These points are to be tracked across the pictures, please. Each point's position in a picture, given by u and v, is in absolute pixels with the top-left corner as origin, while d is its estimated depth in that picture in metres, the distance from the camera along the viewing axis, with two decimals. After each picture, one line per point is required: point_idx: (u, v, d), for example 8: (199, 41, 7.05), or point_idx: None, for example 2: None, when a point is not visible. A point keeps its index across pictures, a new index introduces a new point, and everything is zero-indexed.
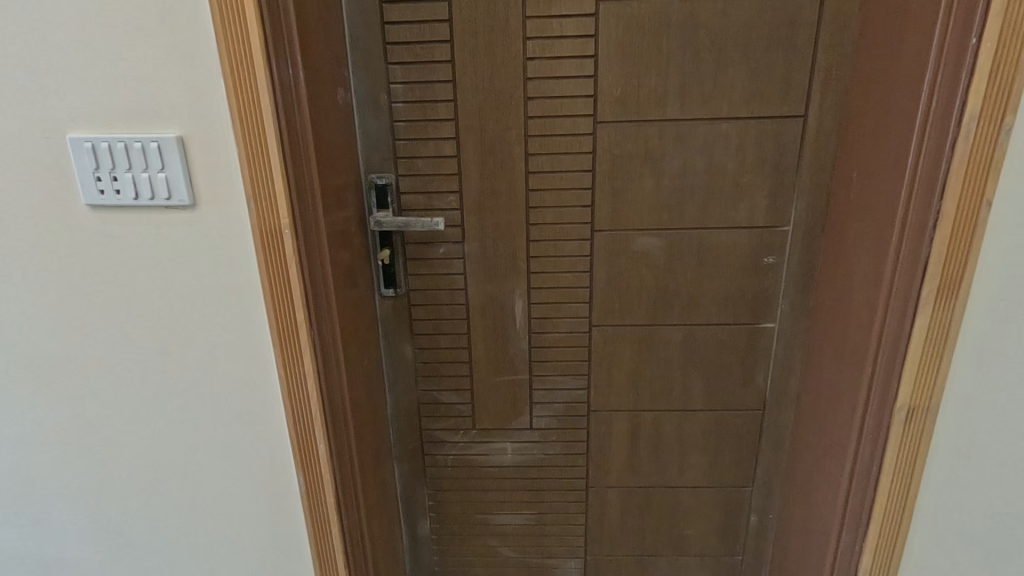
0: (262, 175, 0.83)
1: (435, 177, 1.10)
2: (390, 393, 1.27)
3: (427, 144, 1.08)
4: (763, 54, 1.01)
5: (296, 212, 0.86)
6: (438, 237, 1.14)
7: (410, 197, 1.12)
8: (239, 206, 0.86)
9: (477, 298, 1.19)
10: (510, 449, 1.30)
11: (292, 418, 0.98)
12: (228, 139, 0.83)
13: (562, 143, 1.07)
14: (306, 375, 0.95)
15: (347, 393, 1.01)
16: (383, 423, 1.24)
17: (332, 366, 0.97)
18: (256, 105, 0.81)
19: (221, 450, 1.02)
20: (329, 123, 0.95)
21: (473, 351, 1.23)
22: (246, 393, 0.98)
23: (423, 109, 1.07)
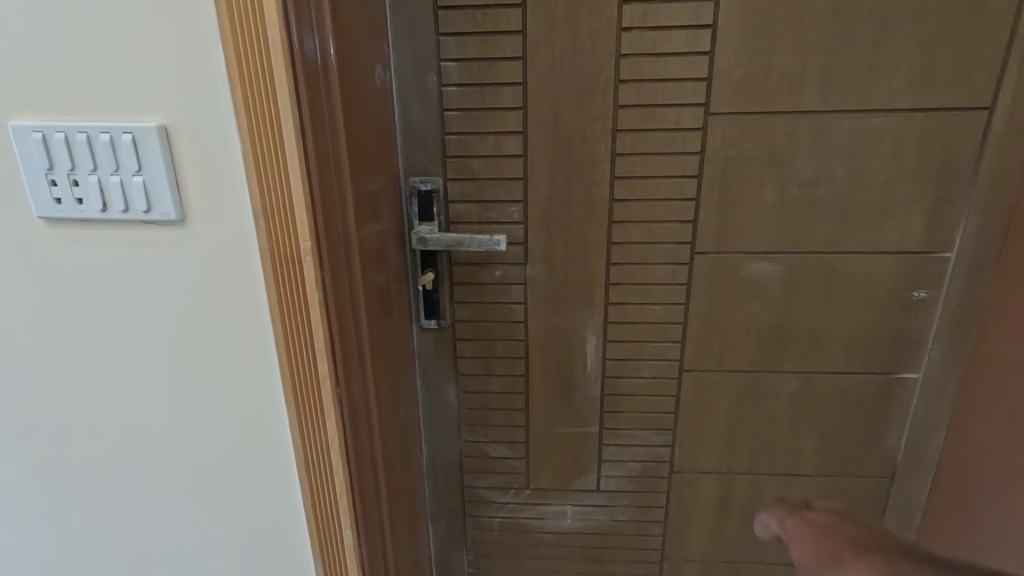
0: (276, 181, 0.60)
1: (494, 182, 0.87)
2: (427, 443, 1.04)
3: (485, 140, 0.85)
4: (942, 24, 0.75)
5: (321, 231, 0.62)
6: (494, 257, 0.91)
7: (463, 206, 0.88)
8: (243, 221, 0.63)
9: (539, 334, 0.95)
10: (571, 513, 1.07)
11: (309, 498, 0.75)
12: (227, 130, 0.60)
13: (661, 140, 0.83)
14: (330, 444, 0.72)
15: (380, 460, 0.78)
16: (418, 482, 1.01)
17: (363, 430, 0.74)
18: (267, 81, 0.57)
19: (218, 530, 0.80)
20: (362, 108, 0.71)
21: (531, 395, 1.00)
22: (252, 461, 0.75)
23: (482, 95, 0.83)
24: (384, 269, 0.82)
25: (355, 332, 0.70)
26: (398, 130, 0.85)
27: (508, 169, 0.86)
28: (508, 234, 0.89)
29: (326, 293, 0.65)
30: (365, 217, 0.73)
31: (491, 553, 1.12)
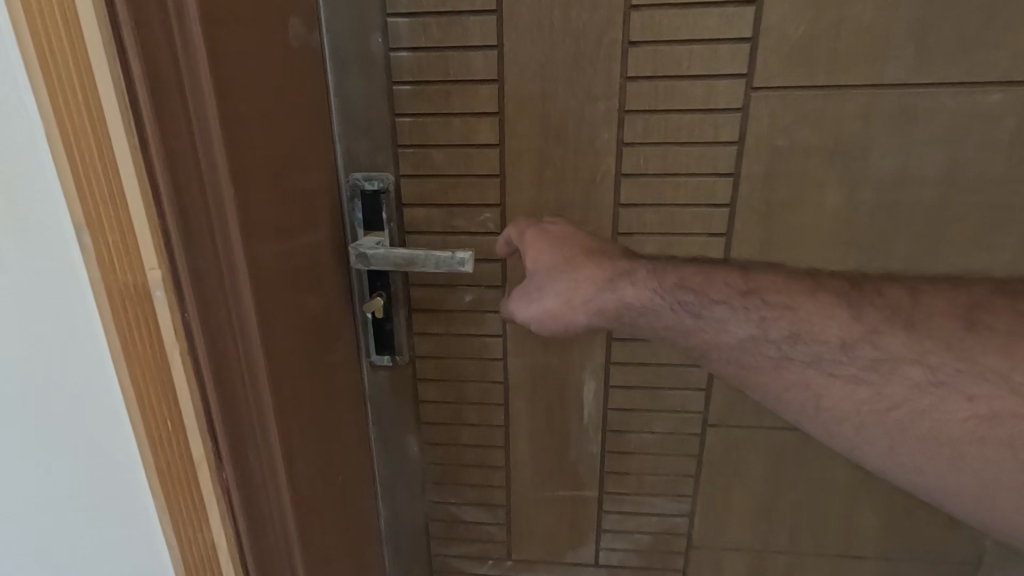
0: (100, 180, 0.39)
1: (460, 179, 0.66)
2: (386, 505, 0.84)
3: (449, 124, 0.64)
4: None
5: (179, 255, 0.43)
6: (463, 277, 0.70)
7: (422, 211, 0.68)
8: (61, 239, 0.42)
9: (521, 375, 0.75)
10: None
11: None
12: (16, 101, 0.38)
13: (685, 125, 0.61)
14: (217, 544, 0.52)
15: (298, 552, 0.59)
16: (371, 553, 0.81)
17: (268, 519, 0.55)
18: (71, 25, 0.36)
19: None
20: (265, 80, 0.51)
21: (512, 450, 0.79)
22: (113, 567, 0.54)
23: (443, 64, 0.62)
24: (312, 299, 0.62)
25: (248, 393, 0.50)
26: (334, 111, 0.64)
27: (478, 162, 0.65)
28: (481, 248, 0.68)
29: (193, 345, 0.45)
30: (271, 234, 0.53)
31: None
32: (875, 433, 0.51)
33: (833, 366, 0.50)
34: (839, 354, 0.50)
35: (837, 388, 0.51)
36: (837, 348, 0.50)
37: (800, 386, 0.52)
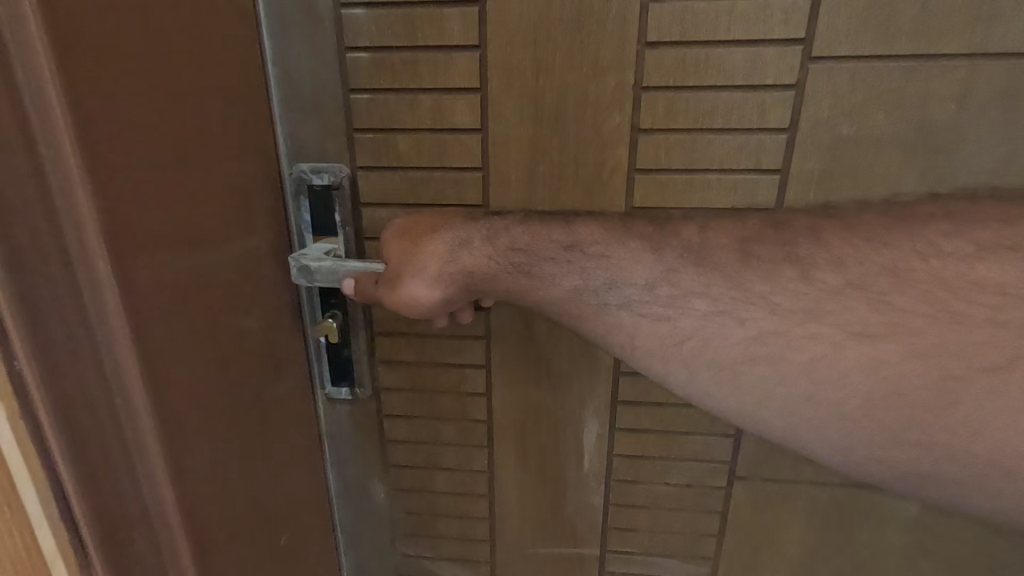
0: None
1: (432, 173, 0.52)
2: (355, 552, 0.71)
3: (418, 104, 0.50)
4: None
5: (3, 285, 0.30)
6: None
7: (386, 213, 0.54)
8: None
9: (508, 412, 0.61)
10: None
11: None
12: None
13: (722, 108, 0.47)
14: None
15: None
16: None
17: None
18: None
19: None
20: (155, 40, 0.37)
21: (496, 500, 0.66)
22: None
23: (410, 26, 0.48)
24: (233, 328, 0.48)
25: (128, 466, 0.38)
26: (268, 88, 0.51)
27: (455, 152, 0.51)
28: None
29: (35, 420, 0.32)
30: (172, 251, 0.40)
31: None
32: (676, 364, 0.47)
33: (641, 307, 0.46)
34: (652, 301, 0.46)
35: (640, 327, 0.46)
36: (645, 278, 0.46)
37: (616, 329, 0.47)
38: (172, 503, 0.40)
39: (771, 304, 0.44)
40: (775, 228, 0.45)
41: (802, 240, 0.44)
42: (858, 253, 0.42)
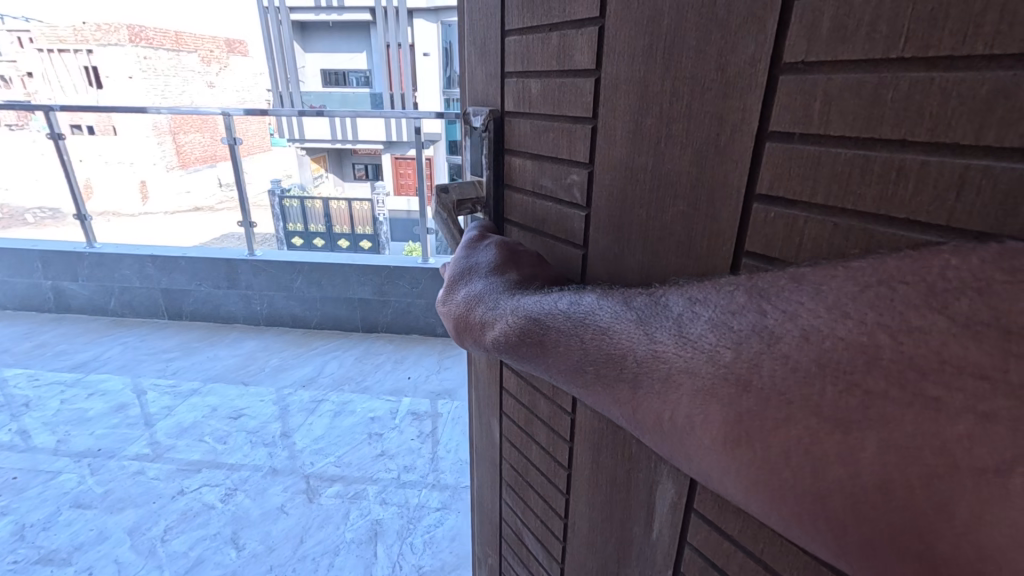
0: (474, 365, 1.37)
1: (550, 125, 0.80)
2: (514, 437, 1.21)
3: (547, 91, 0.79)
4: (901, 86, 0.41)
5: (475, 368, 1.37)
6: (571, 263, 0.82)
7: (520, 159, 0.91)
8: (477, 368, 1.35)
9: (583, 426, 0.95)
10: (658, 535, 0.83)
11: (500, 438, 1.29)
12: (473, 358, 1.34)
13: (912, 80, 0.41)
14: (480, 409, 1.38)
15: (526, 399, 1.12)
16: (539, 438, 1.10)
17: (485, 388, 1.33)
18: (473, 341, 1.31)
19: (483, 477, 1.43)
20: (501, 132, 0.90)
21: (570, 477, 1.02)
22: (487, 455, 1.40)
23: (560, 58, 0.74)
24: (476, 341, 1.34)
25: (477, 372, 1.37)
26: (463, 86, 1.05)
27: (571, 102, 0.75)
28: (562, 220, 0.83)
29: (477, 376, 1.37)
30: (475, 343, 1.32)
31: (234, 537, 2.35)
32: (671, 381, 0.51)
33: (656, 333, 0.54)
34: (662, 330, 0.54)
35: (657, 345, 0.54)
36: (638, 337, 0.56)
37: (637, 344, 0.55)
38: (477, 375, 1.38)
39: (765, 322, 0.47)
40: (797, 327, 0.45)
41: (782, 305, 0.46)
42: (822, 299, 0.44)
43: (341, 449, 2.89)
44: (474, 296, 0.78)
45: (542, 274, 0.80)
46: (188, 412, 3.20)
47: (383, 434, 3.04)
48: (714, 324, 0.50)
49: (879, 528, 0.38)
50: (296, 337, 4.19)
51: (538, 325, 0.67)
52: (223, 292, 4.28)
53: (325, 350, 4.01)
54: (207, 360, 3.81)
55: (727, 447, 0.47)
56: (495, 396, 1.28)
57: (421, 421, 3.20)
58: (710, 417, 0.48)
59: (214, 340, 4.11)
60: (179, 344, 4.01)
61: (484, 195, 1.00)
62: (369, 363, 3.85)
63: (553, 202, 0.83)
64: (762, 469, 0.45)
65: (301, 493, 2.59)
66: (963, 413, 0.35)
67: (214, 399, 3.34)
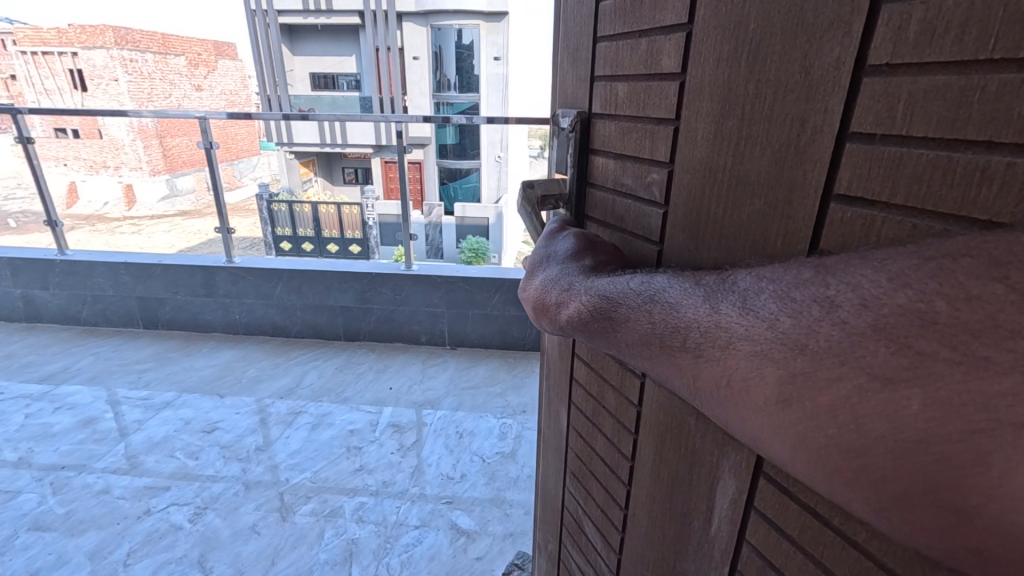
0: (546, 355, 1.44)
1: (635, 128, 0.86)
2: (579, 425, 1.26)
3: (633, 93, 0.85)
4: (973, 82, 0.43)
5: (547, 357, 1.44)
6: (646, 259, 0.89)
7: (603, 156, 0.97)
8: (549, 358, 1.42)
9: (647, 417, 0.99)
10: (716, 522, 0.85)
11: (564, 425, 1.34)
12: (548, 348, 1.41)
13: (986, 76, 0.42)
14: (548, 397, 1.44)
15: (593, 386, 1.17)
16: (603, 425, 1.15)
17: (555, 377, 1.39)
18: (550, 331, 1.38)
19: (548, 464, 1.48)
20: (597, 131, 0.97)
21: (633, 469, 1.05)
22: (552, 442, 1.46)
23: (647, 62, 0.80)
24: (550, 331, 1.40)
25: (547, 362, 1.44)
26: (553, 84, 1.13)
27: (656, 105, 0.80)
28: (643, 215, 0.88)
29: (547, 365, 1.44)
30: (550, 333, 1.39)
31: (203, 557, 2.34)
32: (731, 348, 0.53)
33: (721, 303, 0.56)
34: (728, 300, 0.55)
35: (722, 311, 0.55)
36: (700, 307, 0.58)
37: (700, 313, 0.57)
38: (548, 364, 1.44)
39: (828, 294, 0.47)
40: (857, 296, 0.45)
41: (844, 276, 0.47)
42: (887, 271, 0.45)
43: (318, 464, 2.93)
44: (550, 280, 0.84)
45: (615, 265, 0.84)
46: (159, 426, 3.20)
47: (362, 448, 3.09)
48: (779, 298, 0.51)
49: (917, 481, 0.41)
50: (273, 347, 4.23)
51: (604, 301, 0.69)
52: (202, 300, 4.27)
53: (305, 359, 4.05)
54: (180, 372, 3.82)
55: (776, 407, 0.49)
56: (564, 386, 1.31)
57: (401, 434, 3.23)
58: (766, 379, 0.49)
59: (190, 352, 4.08)
60: (154, 355, 4.01)
61: (566, 192, 1.07)
62: (348, 373, 3.92)
63: (635, 196, 0.88)
64: (807, 426, 0.47)
65: (275, 511, 2.60)
66: (1011, 369, 0.36)
67: (187, 413, 3.34)
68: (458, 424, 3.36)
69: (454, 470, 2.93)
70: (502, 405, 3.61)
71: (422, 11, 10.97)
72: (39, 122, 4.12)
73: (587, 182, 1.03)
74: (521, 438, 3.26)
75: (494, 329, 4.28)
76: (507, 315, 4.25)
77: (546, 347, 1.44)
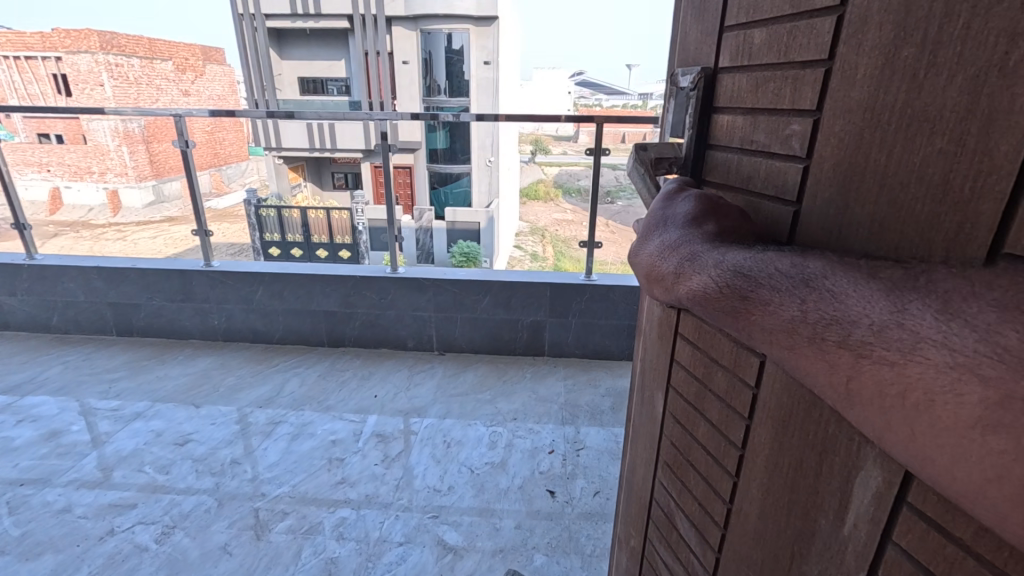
0: (643, 335, 1.45)
1: (772, 77, 0.89)
2: (676, 407, 1.26)
3: (771, 42, 0.88)
4: None
5: (643, 340, 1.45)
6: (781, 223, 0.89)
7: (729, 114, 1.01)
8: (645, 339, 1.42)
9: (766, 404, 0.94)
10: (846, 526, 0.78)
11: (659, 409, 1.35)
12: (646, 329, 1.41)
13: None
14: (643, 380, 1.45)
15: (698, 368, 1.15)
16: (708, 412, 1.14)
17: (651, 359, 1.39)
18: (649, 312, 1.39)
19: (639, 452, 1.50)
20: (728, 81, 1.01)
21: (743, 458, 1.03)
22: (643, 429, 1.46)
23: (793, 10, 0.83)
24: (648, 307, 1.41)
25: (643, 344, 1.45)
26: (677, 48, 1.20)
27: (801, 46, 0.82)
28: (775, 169, 0.90)
29: (643, 347, 1.45)
30: (648, 314, 1.39)
31: None
32: (922, 351, 0.50)
33: (906, 304, 0.54)
34: (919, 307, 0.53)
35: (910, 312, 0.53)
36: (873, 304, 0.56)
37: (878, 310, 0.55)
38: (644, 347, 1.45)
39: None
40: None
41: None
42: None
43: (297, 477, 2.88)
44: (669, 247, 0.88)
45: (740, 234, 0.86)
46: (128, 439, 3.15)
47: (344, 460, 3.03)
48: (999, 311, 0.48)
49: None
50: (253, 355, 4.21)
51: (740, 277, 0.71)
52: (177, 306, 4.32)
53: (286, 368, 4.02)
54: (155, 382, 3.77)
55: (974, 431, 0.46)
56: (664, 370, 1.31)
57: (386, 444, 3.18)
58: (965, 396, 0.47)
59: (166, 363, 4.03)
60: (126, 365, 3.97)
61: (681, 155, 1.15)
62: (332, 381, 3.86)
63: (770, 145, 0.91)
64: (1014, 454, 0.44)
65: (249, 529, 2.52)
66: None
67: (158, 424, 3.31)
68: (446, 433, 3.29)
69: (441, 482, 2.86)
70: (490, 412, 3.54)
71: (411, 16, 10.93)
72: (16, 126, 4.21)
73: (705, 145, 1.10)
74: (511, 446, 3.19)
75: (483, 333, 4.24)
76: (497, 317, 4.21)
77: (643, 328, 1.44)
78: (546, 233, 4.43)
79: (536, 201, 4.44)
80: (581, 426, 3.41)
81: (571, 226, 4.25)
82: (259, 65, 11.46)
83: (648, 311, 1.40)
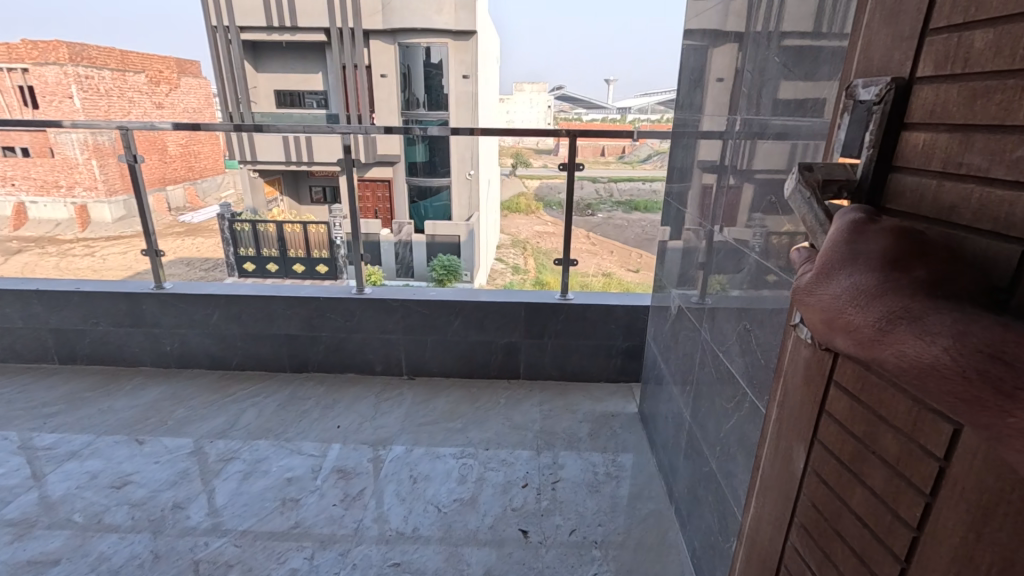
0: (780, 374, 1.16)
1: (997, 85, 0.67)
2: (816, 467, 0.99)
3: (994, 45, 0.67)
4: None
5: (780, 379, 1.16)
6: (1000, 265, 0.64)
7: (929, 133, 0.77)
8: (783, 380, 1.13)
9: (966, 492, 0.68)
10: None
11: (792, 466, 1.07)
12: (785, 368, 1.13)
13: None
14: (774, 427, 1.17)
15: (851, 428, 0.90)
16: (862, 482, 0.88)
17: (787, 404, 1.11)
18: (791, 348, 1.11)
19: (763, 505, 1.20)
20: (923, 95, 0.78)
21: (918, 543, 0.76)
22: (768, 484, 1.17)
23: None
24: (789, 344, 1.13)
25: (778, 384, 1.17)
26: (852, 53, 0.97)
27: None
28: (997, 203, 0.66)
29: (777, 389, 1.17)
30: (788, 350, 1.12)
31: None
32: None
33: None
34: None
35: None
36: None
37: None
38: (777, 389, 1.17)
39: None
40: None
41: None
42: None
43: (245, 522, 2.42)
44: (862, 292, 0.68)
45: (962, 282, 0.63)
46: (58, 482, 2.62)
47: (300, 500, 2.57)
48: None
49: None
50: (207, 383, 3.62)
51: (1000, 365, 0.53)
52: (126, 331, 3.71)
53: (243, 397, 3.47)
54: (98, 414, 3.21)
55: None
56: (806, 420, 1.03)
57: (348, 481, 2.72)
58: None
59: (110, 388, 3.51)
60: (64, 396, 3.37)
61: (855, 178, 0.87)
62: (293, 410, 3.34)
63: (993, 175, 0.67)
64: None
65: None
66: None
67: (94, 464, 2.77)
68: (413, 466, 2.84)
69: (405, 524, 2.44)
70: (462, 441, 3.08)
71: (389, 29, 10.64)
72: None
73: (888, 166, 0.84)
74: (484, 480, 2.76)
75: (456, 355, 3.72)
76: (469, 338, 3.69)
77: (779, 368, 1.16)
78: (529, 246, 3.69)
79: (516, 213, 3.65)
80: (559, 454, 2.99)
81: (553, 237, 3.66)
82: (236, 85, 11.29)
83: (790, 346, 1.12)
